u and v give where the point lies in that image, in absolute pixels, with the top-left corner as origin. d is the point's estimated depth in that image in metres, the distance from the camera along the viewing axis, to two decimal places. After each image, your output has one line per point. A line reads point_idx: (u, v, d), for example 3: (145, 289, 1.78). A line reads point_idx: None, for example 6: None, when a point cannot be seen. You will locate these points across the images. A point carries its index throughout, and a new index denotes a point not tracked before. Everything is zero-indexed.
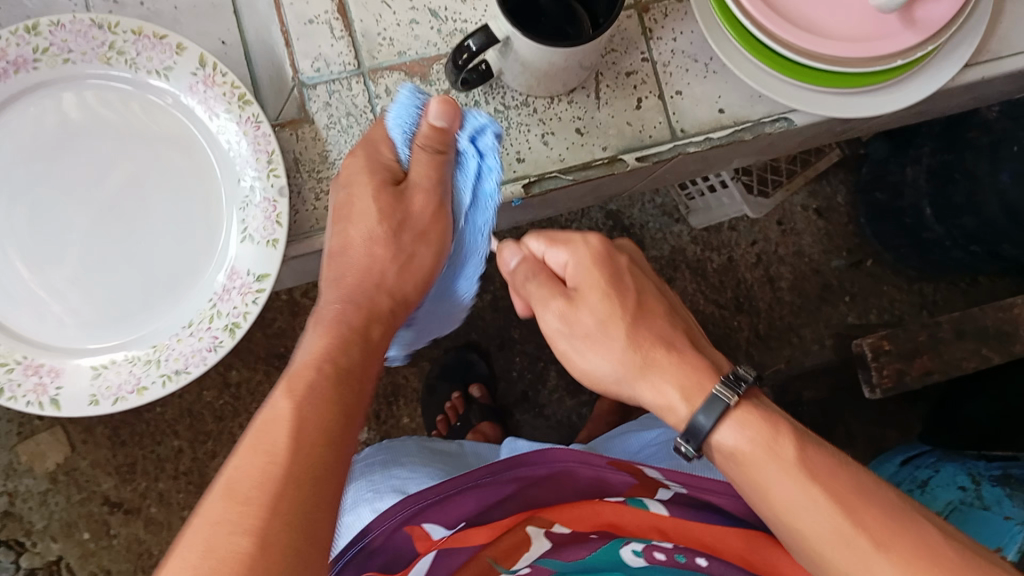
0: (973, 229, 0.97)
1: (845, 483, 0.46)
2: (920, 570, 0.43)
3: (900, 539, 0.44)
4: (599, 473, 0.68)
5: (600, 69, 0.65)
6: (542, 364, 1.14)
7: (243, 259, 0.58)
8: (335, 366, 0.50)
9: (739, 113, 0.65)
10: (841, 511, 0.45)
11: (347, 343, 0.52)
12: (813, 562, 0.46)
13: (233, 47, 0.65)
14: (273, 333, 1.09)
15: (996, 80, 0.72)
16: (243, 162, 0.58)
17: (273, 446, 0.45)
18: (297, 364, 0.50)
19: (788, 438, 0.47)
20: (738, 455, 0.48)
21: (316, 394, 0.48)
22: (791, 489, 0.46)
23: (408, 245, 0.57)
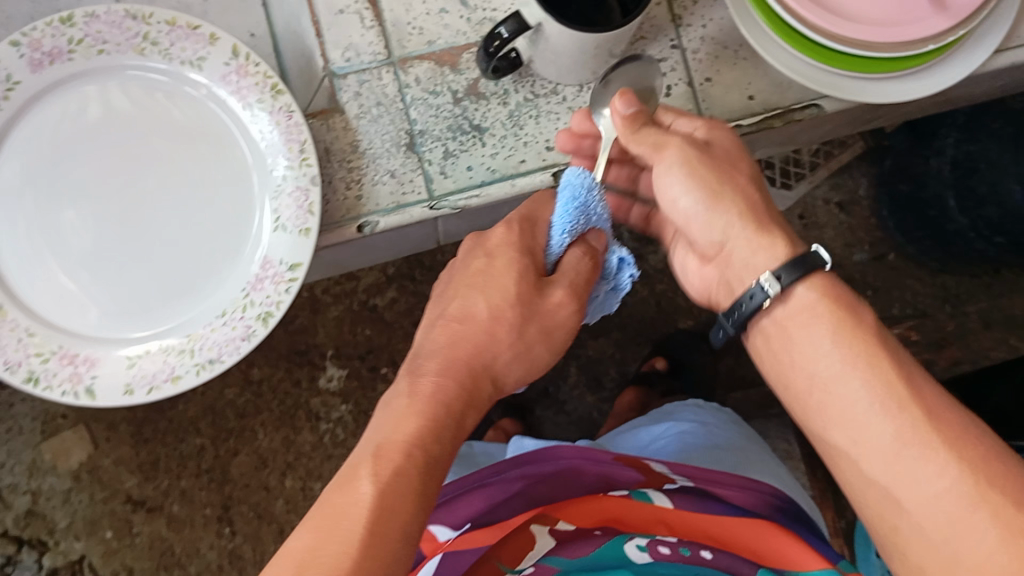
0: (996, 220, 0.98)
1: (908, 360, 0.44)
2: (964, 450, 0.41)
3: (952, 417, 0.42)
4: (605, 469, 0.66)
5: (629, 57, 0.64)
6: (563, 360, 1.15)
7: (276, 249, 0.58)
8: (424, 456, 0.45)
9: (770, 99, 0.65)
10: (899, 378, 0.43)
11: (440, 436, 0.46)
12: (852, 433, 0.44)
13: (261, 39, 0.65)
14: (295, 330, 1.09)
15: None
16: (275, 151, 0.59)
17: (346, 535, 0.42)
18: (390, 437, 0.45)
19: (860, 309, 0.46)
20: (801, 314, 0.46)
21: (405, 484, 0.44)
22: (850, 352, 0.44)
23: (531, 338, 0.50)
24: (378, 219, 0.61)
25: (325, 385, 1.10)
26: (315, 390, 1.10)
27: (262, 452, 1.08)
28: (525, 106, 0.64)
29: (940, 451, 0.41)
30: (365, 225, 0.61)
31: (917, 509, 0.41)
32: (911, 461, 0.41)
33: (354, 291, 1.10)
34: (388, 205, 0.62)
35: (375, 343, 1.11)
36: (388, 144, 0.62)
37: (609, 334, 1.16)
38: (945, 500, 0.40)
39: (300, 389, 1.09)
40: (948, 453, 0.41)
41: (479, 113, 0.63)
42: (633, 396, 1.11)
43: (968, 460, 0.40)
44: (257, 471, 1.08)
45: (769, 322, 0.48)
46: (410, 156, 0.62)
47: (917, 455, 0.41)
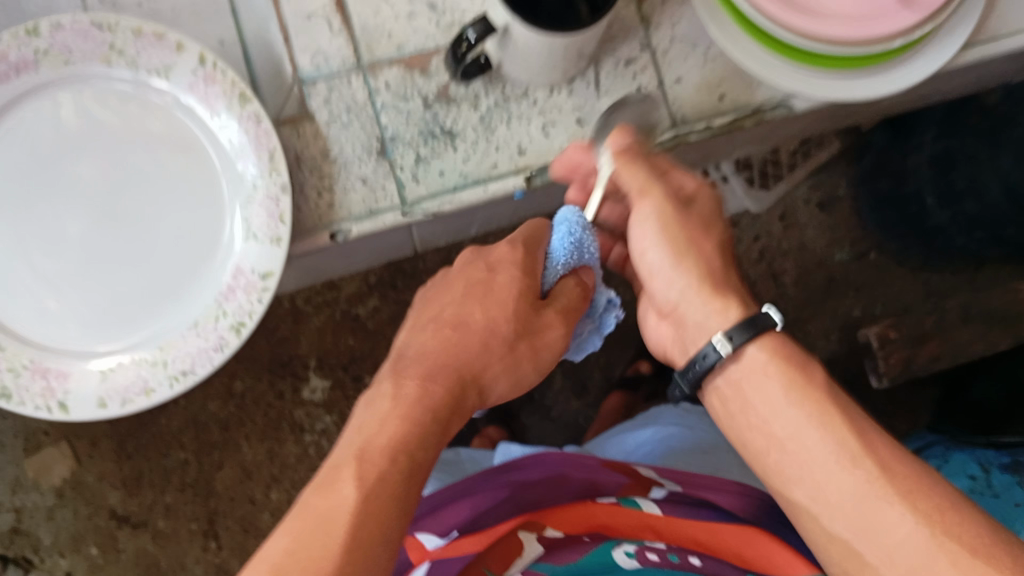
0: (976, 214, 0.99)
1: (859, 416, 0.44)
2: (920, 502, 0.41)
3: (905, 468, 0.42)
4: (591, 474, 0.66)
5: (599, 58, 0.64)
6: (548, 366, 1.15)
7: (247, 257, 0.58)
8: (409, 459, 0.45)
9: (740, 98, 0.65)
10: (852, 431, 0.43)
11: (425, 439, 0.47)
12: (809, 489, 0.44)
13: (232, 47, 0.64)
14: (277, 341, 1.09)
15: (996, 60, 0.72)
16: (246, 159, 0.58)
17: (332, 531, 0.41)
18: (374, 442, 0.45)
19: (811, 366, 0.46)
20: (752, 373, 0.46)
21: (387, 486, 0.44)
22: (802, 410, 0.44)
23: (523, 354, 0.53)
24: (351, 226, 0.61)
25: (308, 396, 1.09)
26: (298, 401, 1.09)
27: (246, 465, 1.08)
28: (496, 110, 0.63)
29: (895, 503, 0.41)
30: (337, 233, 0.61)
31: (881, 563, 0.41)
32: (869, 516, 0.41)
33: (336, 301, 1.10)
34: (360, 212, 0.61)
35: (358, 352, 1.10)
36: (359, 150, 0.62)
37: (594, 338, 1.16)
38: (907, 553, 0.40)
39: (283, 400, 1.09)
40: (904, 504, 0.41)
41: (449, 117, 0.63)
42: (618, 400, 1.12)
43: (924, 510, 0.40)
44: (241, 484, 1.07)
45: (721, 385, 0.48)
46: (381, 162, 0.62)
47: (873, 508, 0.41)
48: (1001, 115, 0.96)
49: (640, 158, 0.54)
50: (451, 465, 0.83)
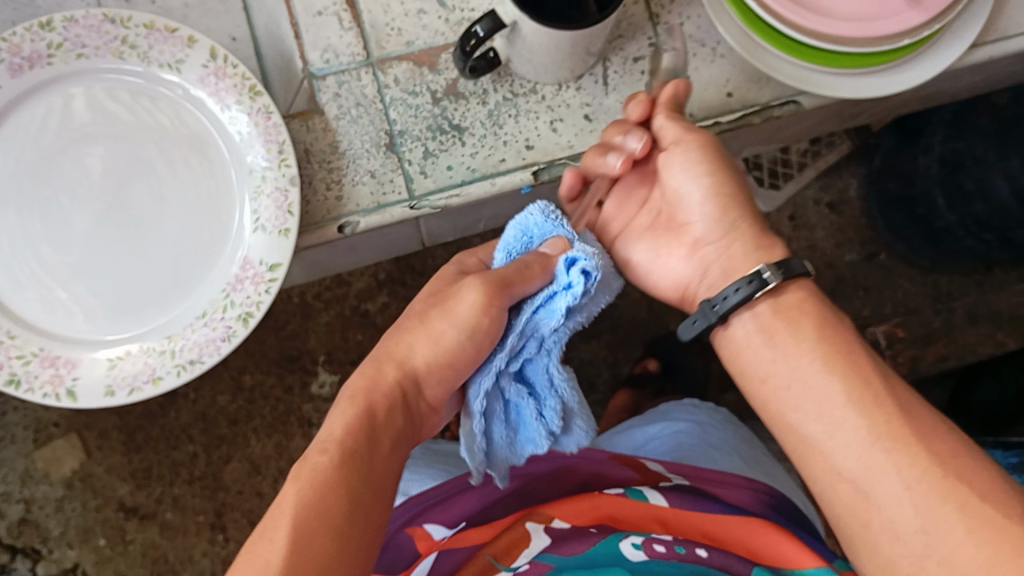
0: (983, 215, 0.99)
1: (879, 363, 0.46)
2: (934, 445, 0.42)
3: (924, 416, 0.44)
4: (599, 467, 0.67)
5: (607, 55, 0.64)
6: None
7: (255, 249, 0.58)
8: (341, 448, 0.45)
9: (747, 96, 0.65)
10: (876, 374, 0.45)
11: (353, 426, 0.47)
12: (825, 425, 0.45)
13: (243, 43, 0.65)
14: (286, 336, 1.10)
15: (1003, 60, 0.72)
16: (255, 152, 0.59)
17: (272, 537, 0.41)
18: (312, 447, 0.46)
19: (840, 316, 0.48)
20: (790, 310, 0.48)
21: (323, 479, 0.43)
22: (825, 350, 0.46)
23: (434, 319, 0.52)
24: (359, 219, 0.61)
25: (317, 391, 1.10)
26: (306, 396, 1.10)
27: (254, 459, 1.08)
28: (505, 105, 0.64)
29: (911, 443, 0.43)
30: (346, 226, 0.61)
31: (887, 502, 0.42)
32: (883, 455, 0.43)
33: (345, 297, 1.11)
34: (369, 205, 0.62)
35: (366, 348, 1.11)
36: (368, 145, 0.63)
37: (601, 336, 1.17)
38: (916, 492, 0.41)
39: (291, 395, 1.10)
40: (919, 446, 0.42)
41: (458, 113, 0.64)
42: (625, 399, 1.12)
43: (936, 452, 0.42)
44: (249, 478, 1.08)
45: (755, 314, 0.49)
46: (390, 156, 0.63)
47: (889, 445, 0.43)
48: (1010, 114, 0.95)
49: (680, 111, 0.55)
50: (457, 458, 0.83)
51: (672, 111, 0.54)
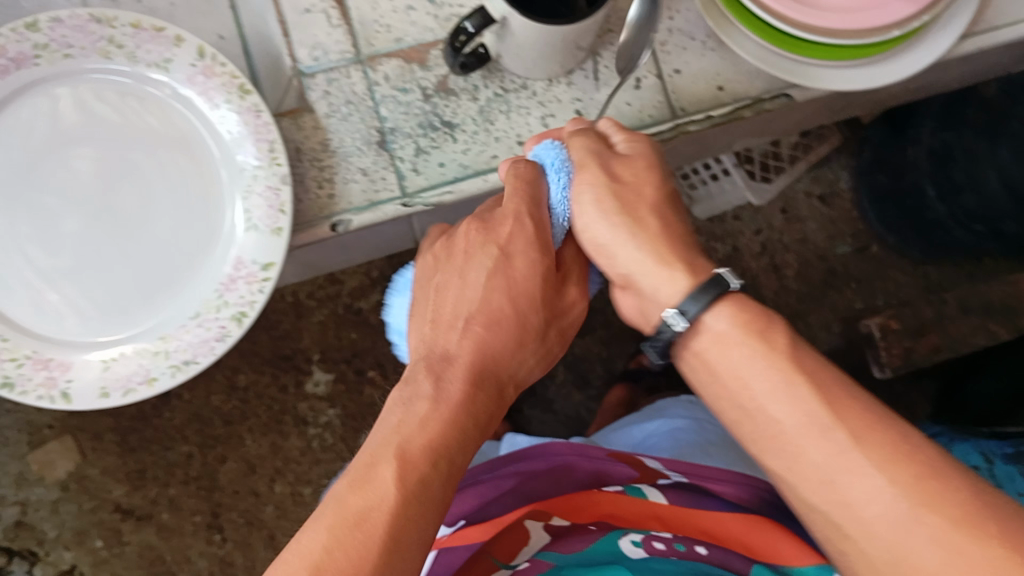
0: (974, 208, 1.00)
1: (831, 383, 0.46)
2: (897, 472, 0.42)
3: (879, 436, 0.43)
4: (598, 465, 0.66)
5: (598, 50, 0.64)
6: None
7: (248, 248, 0.58)
8: (447, 417, 0.48)
9: (739, 89, 0.65)
10: (822, 400, 0.45)
11: (469, 404, 0.49)
12: (788, 461, 0.46)
13: (230, 41, 0.65)
14: (279, 335, 1.10)
15: (991, 51, 0.72)
16: (245, 151, 0.59)
17: (374, 483, 0.45)
18: (412, 404, 0.48)
19: (777, 330, 0.48)
20: (717, 345, 0.49)
21: (428, 441, 0.46)
22: (770, 382, 0.46)
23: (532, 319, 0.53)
24: (351, 217, 0.61)
25: (311, 390, 1.10)
26: (301, 395, 1.10)
27: (250, 458, 1.08)
28: (496, 101, 0.64)
29: (871, 471, 0.42)
30: (338, 224, 0.61)
31: (858, 532, 0.43)
32: (846, 487, 0.43)
33: (338, 295, 1.11)
34: (361, 203, 0.62)
35: (360, 346, 1.11)
36: (359, 142, 0.62)
37: (595, 331, 1.18)
38: (886, 522, 0.42)
39: (286, 394, 1.09)
40: (880, 474, 0.42)
41: (449, 109, 0.63)
42: (621, 394, 1.13)
43: (901, 478, 0.42)
44: (245, 477, 1.08)
45: (694, 347, 0.50)
46: (381, 153, 0.62)
47: (851, 476, 0.43)
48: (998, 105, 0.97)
49: (587, 134, 0.55)
50: None
51: (569, 145, 0.54)
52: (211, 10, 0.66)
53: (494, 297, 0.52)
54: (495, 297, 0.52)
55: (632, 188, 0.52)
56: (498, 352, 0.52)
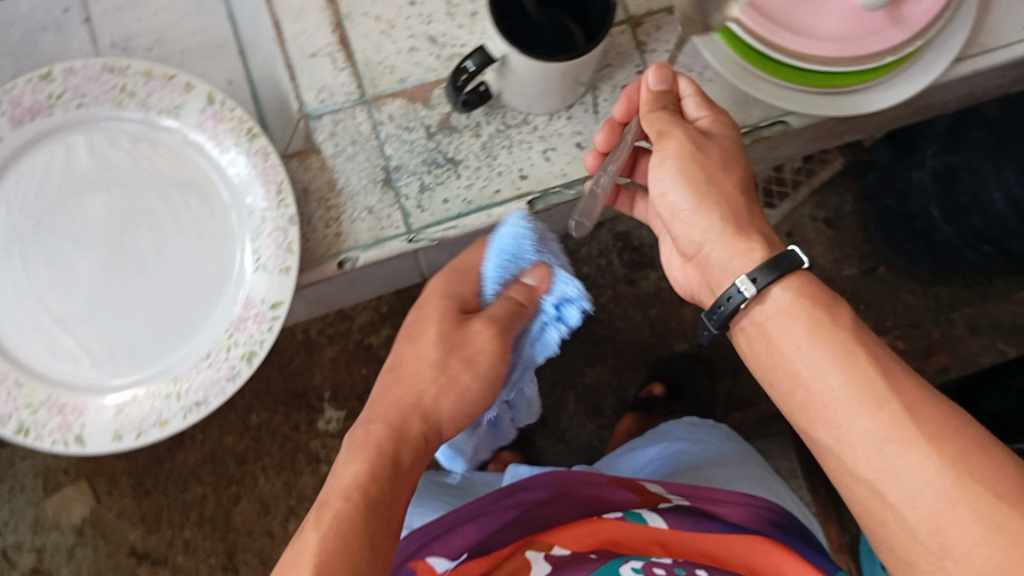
0: (982, 227, 1.00)
1: (883, 353, 0.45)
2: (944, 446, 0.42)
3: (934, 411, 0.43)
4: (600, 492, 0.67)
5: (596, 84, 0.65)
6: (560, 390, 1.19)
7: (257, 288, 0.59)
8: (364, 495, 0.50)
9: (736, 118, 0.66)
10: (877, 371, 0.44)
11: (376, 469, 0.52)
12: (833, 432, 0.45)
13: (240, 86, 0.67)
14: (291, 373, 1.11)
15: (988, 73, 0.72)
16: (255, 193, 0.60)
17: (300, 574, 0.45)
18: (330, 492, 0.51)
19: (838, 309, 0.47)
20: (780, 319, 0.48)
21: (345, 521, 0.48)
22: (824, 353, 0.46)
23: (453, 369, 0.59)
24: (358, 254, 0.62)
25: (324, 428, 1.10)
26: (314, 433, 1.10)
27: (264, 498, 1.08)
28: (498, 137, 0.65)
29: (915, 447, 0.42)
30: (345, 261, 0.62)
31: (901, 505, 0.42)
32: (893, 457, 0.43)
33: (348, 332, 1.11)
34: (367, 241, 0.63)
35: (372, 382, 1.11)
36: (365, 181, 0.63)
37: (605, 360, 1.20)
38: (927, 496, 0.42)
39: (299, 432, 1.10)
40: (924, 450, 0.42)
41: (452, 146, 0.64)
42: (631, 423, 1.14)
43: (948, 455, 0.42)
44: (259, 517, 1.08)
45: (755, 318, 0.50)
46: (387, 192, 0.63)
47: (898, 449, 0.43)
48: (1003, 127, 0.96)
49: (668, 104, 0.55)
50: (461, 491, 0.81)
51: (657, 110, 0.55)
52: (218, 57, 0.68)
53: (428, 360, 0.60)
54: (429, 354, 0.60)
55: (721, 155, 0.53)
56: (423, 405, 0.58)
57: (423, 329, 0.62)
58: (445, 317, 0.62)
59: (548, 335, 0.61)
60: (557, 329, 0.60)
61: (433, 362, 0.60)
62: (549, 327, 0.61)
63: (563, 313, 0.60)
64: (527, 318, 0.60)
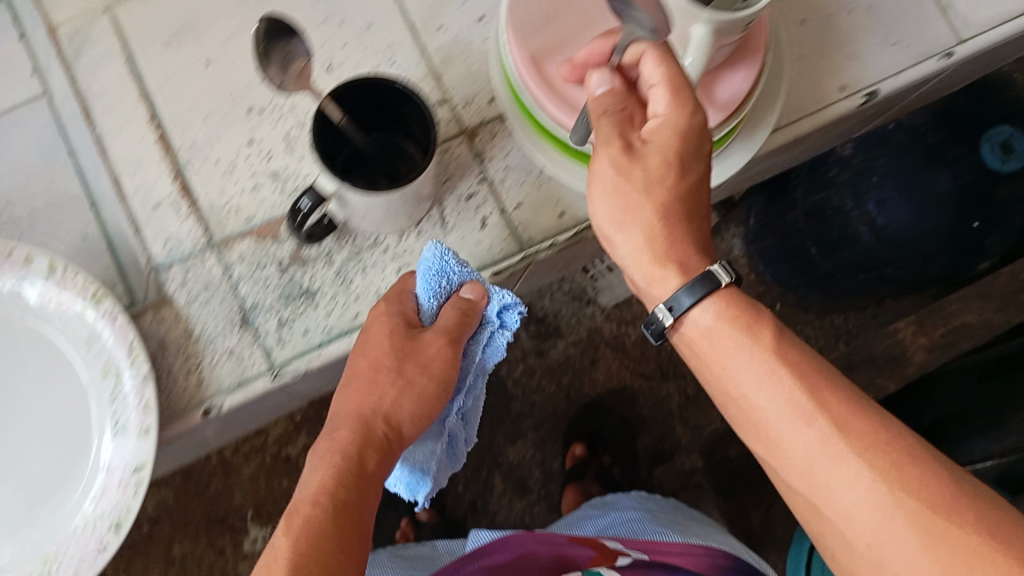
0: (855, 258, 1.14)
1: (820, 376, 0.47)
2: (876, 458, 0.44)
3: (863, 425, 0.45)
4: (558, 549, 0.73)
5: (441, 197, 0.67)
6: (486, 472, 1.21)
7: (119, 453, 0.58)
8: (332, 499, 0.53)
9: (580, 211, 0.67)
10: (808, 393, 0.46)
11: (341, 474, 0.55)
12: (770, 446, 0.48)
13: (94, 237, 0.70)
14: (211, 498, 1.10)
15: (819, 136, 0.75)
16: (109, 355, 0.60)
17: None
18: (300, 497, 0.54)
19: (764, 322, 0.49)
20: (704, 336, 0.50)
21: (314, 522, 0.52)
22: (755, 371, 0.48)
23: (410, 372, 0.59)
24: (223, 400, 0.62)
25: (250, 548, 1.09)
26: (239, 555, 1.09)
27: None
28: (351, 262, 0.65)
29: (851, 459, 0.45)
30: (210, 408, 0.62)
31: (834, 515, 0.45)
32: (827, 474, 0.45)
33: (264, 445, 1.12)
34: (230, 384, 0.62)
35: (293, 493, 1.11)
36: (222, 323, 0.63)
37: (526, 435, 1.23)
38: (863, 510, 0.44)
39: (224, 556, 1.09)
40: (856, 462, 0.44)
41: (306, 276, 0.64)
42: (573, 498, 1.18)
43: (881, 463, 0.44)
44: None
45: (683, 333, 0.52)
46: (245, 332, 0.63)
47: (836, 465, 0.45)
48: (857, 162, 1.10)
49: (610, 114, 0.52)
50: (430, 559, 0.84)
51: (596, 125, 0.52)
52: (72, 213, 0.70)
53: (373, 371, 0.60)
54: (376, 364, 0.60)
55: (649, 176, 0.51)
56: (382, 411, 0.59)
57: (368, 335, 0.61)
58: (396, 331, 0.60)
59: (496, 340, 0.63)
60: (505, 333, 0.63)
61: (383, 369, 0.60)
62: (496, 332, 0.63)
63: (506, 320, 0.62)
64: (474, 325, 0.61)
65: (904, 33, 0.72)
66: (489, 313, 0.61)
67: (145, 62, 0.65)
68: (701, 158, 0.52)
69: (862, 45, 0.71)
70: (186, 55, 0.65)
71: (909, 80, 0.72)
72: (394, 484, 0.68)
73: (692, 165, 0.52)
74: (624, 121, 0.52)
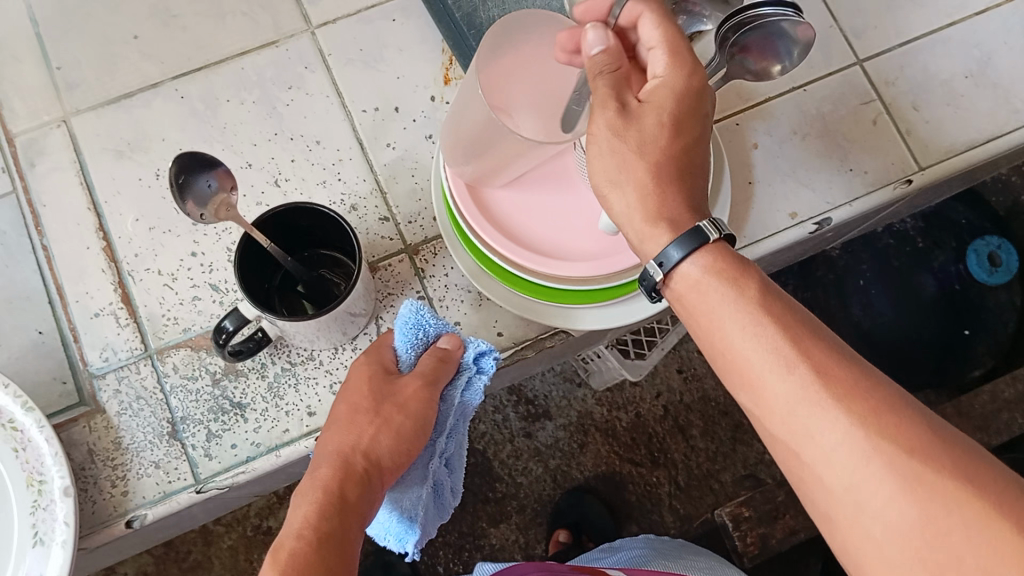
0: None
1: (798, 323, 0.44)
2: (855, 404, 0.40)
3: (844, 372, 0.42)
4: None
5: (379, 313, 0.66)
6: (467, 553, 1.13)
7: (33, 565, 0.57)
8: (316, 532, 0.47)
9: (518, 333, 0.66)
10: (789, 340, 0.43)
11: (324, 506, 0.49)
12: (750, 394, 0.44)
13: (50, 334, 0.66)
14: (189, 566, 1.08)
15: (778, 256, 0.74)
16: (33, 466, 0.60)
17: None
18: (282, 535, 0.48)
19: (748, 271, 0.46)
20: (693, 288, 0.47)
21: (299, 555, 0.46)
22: (738, 319, 0.44)
23: (386, 411, 0.55)
24: (146, 511, 0.62)
25: None
26: None
27: None
28: (283, 376, 0.65)
29: (832, 408, 0.41)
30: (132, 519, 0.61)
31: (818, 462, 0.41)
32: (806, 420, 0.41)
33: (245, 517, 1.10)
34: (154, 495, 0.62)
35: None
36: (150, 435, 0.63)
37: (510, 519, 1.15)
38: (842, 457, 0.40)
39: None
40: (837, 410, 0.41)
41: (238, 390, 0.65)
42: None
43: (859, 412, 0.40)
44: None
45: (673, 288, 0.49)
46: (173, 443, 0.63)
47: (813, 413, 0.41)
48: (841, 264, 1.07)
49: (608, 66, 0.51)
50: None
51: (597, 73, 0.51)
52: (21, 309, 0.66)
53: (353, 414, 0.56)
54: (354, 405, 0.56)
55: (644, 138, 0.49)
56: (364, 446, 0.53)
57: (347, 385, 0.58)
58: (377, 372, 0.58)
59: (474, 384, 0.60)
60: (481, 378, 0.59)
61: (362, 409, 0.56)
62: (473, 377, 0.59)
63: (484, 364, 0.59)
64: (452, 372, 0.58)
65: (862, 158, 0.70)
66: (466, 358, 0.59)
67: (97, 172, 0.68)
68: (700, 123, 0.51)
69: (817, 170, 0.70)
70: (137, 167, 0.69)
71: (868, 205, 0.70)
72: (381, 537, 0.59)
73: (691, 125, 0.51)
74: (621, 83, 0.51)
